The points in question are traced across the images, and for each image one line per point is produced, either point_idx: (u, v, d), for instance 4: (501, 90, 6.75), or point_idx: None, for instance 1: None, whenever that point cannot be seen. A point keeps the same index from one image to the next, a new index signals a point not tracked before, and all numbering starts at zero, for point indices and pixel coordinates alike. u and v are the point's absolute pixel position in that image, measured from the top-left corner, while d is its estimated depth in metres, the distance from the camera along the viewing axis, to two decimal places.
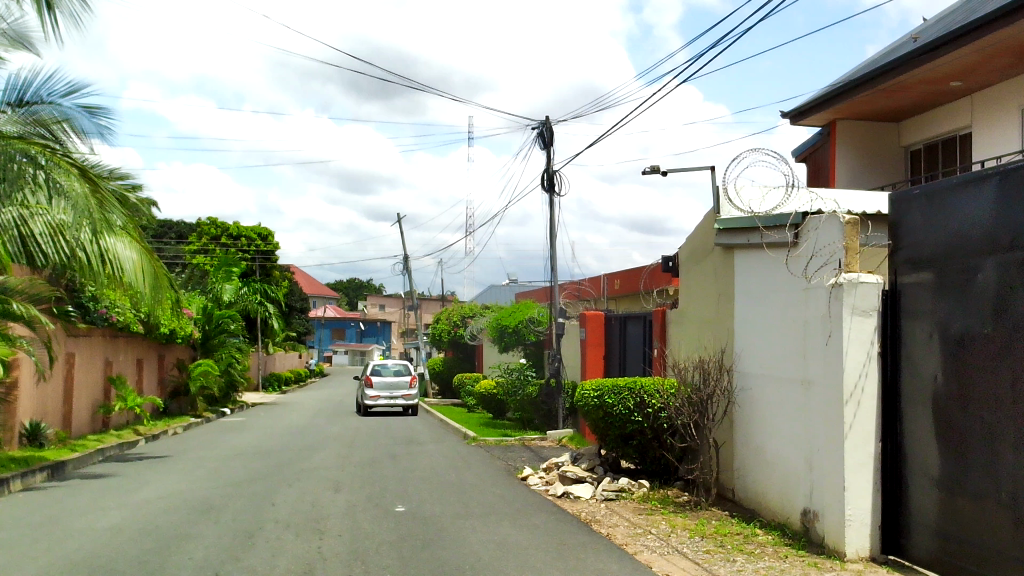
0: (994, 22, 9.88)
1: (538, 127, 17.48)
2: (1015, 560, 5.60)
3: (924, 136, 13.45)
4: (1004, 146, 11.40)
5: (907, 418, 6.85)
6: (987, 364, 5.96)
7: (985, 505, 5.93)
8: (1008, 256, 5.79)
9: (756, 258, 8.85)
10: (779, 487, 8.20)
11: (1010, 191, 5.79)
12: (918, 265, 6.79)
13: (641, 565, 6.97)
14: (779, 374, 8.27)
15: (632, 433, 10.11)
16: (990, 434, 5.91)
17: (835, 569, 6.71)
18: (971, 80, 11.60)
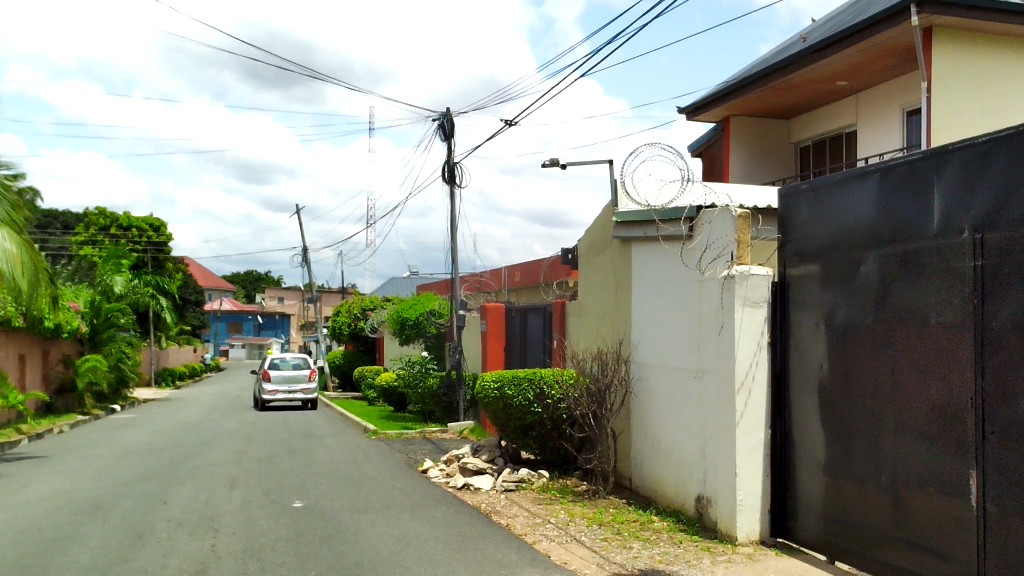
0: (878, 23, 10.28)
1: (438, 119, 17.40)
2: (894, 538, 5.87)
3: (812, 134, 13.92)
4: (887, 144, 11.90)
5: (795, 405, 7.10)
6: (869, 352, 6.23)
7: (867, 487, 6.19)
8: (888, 249, 6.05)
9: (652, 251, 9.02)
10: (674, 475, 8.39)
11: (891, 187, 6.04)
12: (805, 257, 7.04)
13: (539, 554, 7.04)
14: (674, 364, 8.46)
15: (532, 424, 10.18)
16: (872, 418, 6.17)
17: (727, 553, 6.92)
18: (856, 80, 12.05)
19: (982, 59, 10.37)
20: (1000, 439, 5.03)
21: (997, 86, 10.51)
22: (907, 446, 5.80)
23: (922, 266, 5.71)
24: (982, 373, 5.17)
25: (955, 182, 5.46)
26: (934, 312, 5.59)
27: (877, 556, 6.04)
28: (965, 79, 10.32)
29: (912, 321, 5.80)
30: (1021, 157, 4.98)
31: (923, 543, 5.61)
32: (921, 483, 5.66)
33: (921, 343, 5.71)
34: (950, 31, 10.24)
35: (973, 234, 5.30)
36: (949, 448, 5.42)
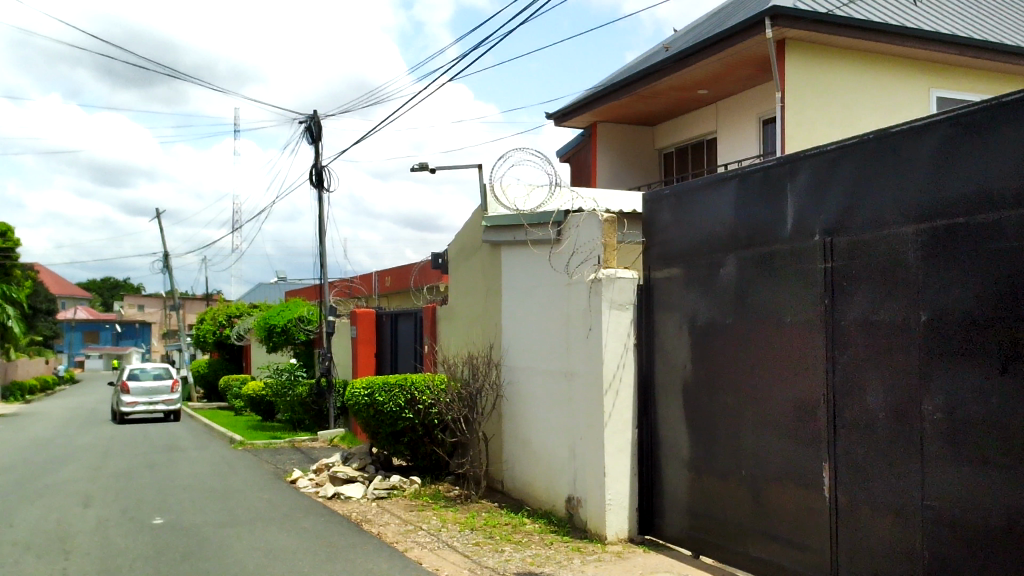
0: (734, 35, 10.66)
1: (305, 121, 17.05)
2: (755, 530, 6.09)
3: (675, 140, 14.32)
4: (745, 151, 12.38)
5: (660, 404, 7.27)
6: (729, 352, 6.44)
7: (729, 483, 6.40)
8: (746, 251, 6.27)
9: (521, 255, 9.09)
10: (545, 476, 8.46)
11: (748, 192, 6.26)
12: (668, 260, 7.21)
13: (411, 562, 6.96)
14: (543, 367, 8.54)
15: (403, 431, 10.07)
16: (733, 416, 6.38)
17: (597, 552, 7.02)
18: (716, 88, 12.46)
19: (830, 72, 10.93)
20: (850, 432, 5.29)
21: (845, 98, 11.07)
22: (766, 441, 6.01)
23: (778, 269, 5.94)
24: (833, 369, 5.42)
25: (807, 187, 5.70)
26: (789, 312, 5.83)
27: (739, 548, 6.25)
28: (814, 90, 10.84)
29: (769, 320, 6.03)
30: (866, 164, 5.24)
31: (782, 534, 5.83)
32: (778, 477, 5.88)
33: (777, 341, 5.93)
34: (800, 45, 10.73)
35: (824, 238, 5.55)
36: (804, 442, 5.65)
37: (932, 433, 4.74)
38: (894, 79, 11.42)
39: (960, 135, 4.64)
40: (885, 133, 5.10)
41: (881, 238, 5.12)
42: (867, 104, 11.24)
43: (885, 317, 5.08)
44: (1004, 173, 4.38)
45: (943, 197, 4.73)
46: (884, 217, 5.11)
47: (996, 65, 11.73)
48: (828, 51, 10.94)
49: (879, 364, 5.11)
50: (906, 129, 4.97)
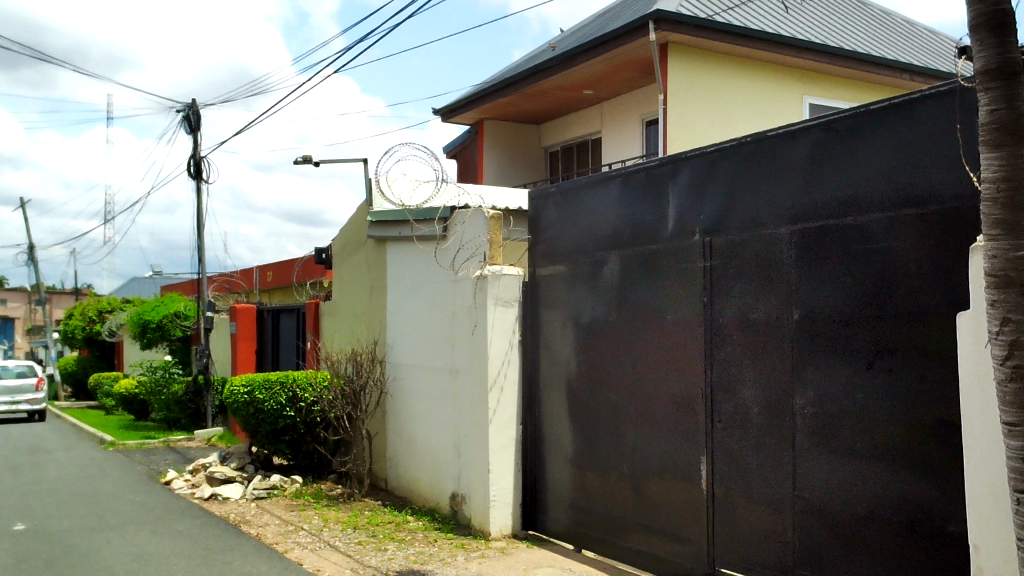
0: (619, 37, 10.83)
1: (183, 110, 16.46)
2: (635, 524, 6.21)
3: (560, 139, 14.49)
4: (629, 152, 12.61)
5: (544, 400, 7.33)
6: (612, 349, 6.54)
7: (610, 478, 6.50)
8: (628, 249, 6.38)
9: (407, 251, 9.00)
10: (429, 473, 8.41)
11: (632, 191, 6.36)
12: (553, 258, 7.28)
13: (291, 563, 6.80)
14: (428, 364, 8.50)
15: (284, 429, 9.83)
16: (614, 411, 6.49)
17: (480, 548, 7.02)
18: (601, 89, 12.63)
19: (710, 77, 11.25)
20: (727, 427, 5.44)
21: (724, 102, 11.40)
22: (646, 436, 6.14)
23: (660, 266, 6.06)
24: (711, 365, 5.57)
25: (687, 188, 5.84)
26: (669, 310, 5.97)
27: (621, 542, 6.37)
28: (694, 95, 11.14)
29: (649, 318, 6.15)
30: (744, 166, 5.40)
31: (661, 527, 5.97)
32: (658, 472, 6.01)
33: (658, 338, 6.06)
34: (682, 49, 11.01)
35: (703, 237, 5.69)
36: (683, 436, 5.79)
37: (803, 426, 4.92)
38: (770, 85, 11.84)
39: (831, 140, 4.82)
40: (762, 136, 5.26)
41: (757, 239, 5.29)
42: (745, 109, 11.61)
43: (760, 315, 5.25)
44: (872, 178, 4.58)
45: (815, 200, 4.91)
46: (760, 218, 5.27)
47: (863, 75, 12.31)
48: (708, 57, 11.26)
49: (754, 360, 5.27)
50: (781, 134, 5.13)
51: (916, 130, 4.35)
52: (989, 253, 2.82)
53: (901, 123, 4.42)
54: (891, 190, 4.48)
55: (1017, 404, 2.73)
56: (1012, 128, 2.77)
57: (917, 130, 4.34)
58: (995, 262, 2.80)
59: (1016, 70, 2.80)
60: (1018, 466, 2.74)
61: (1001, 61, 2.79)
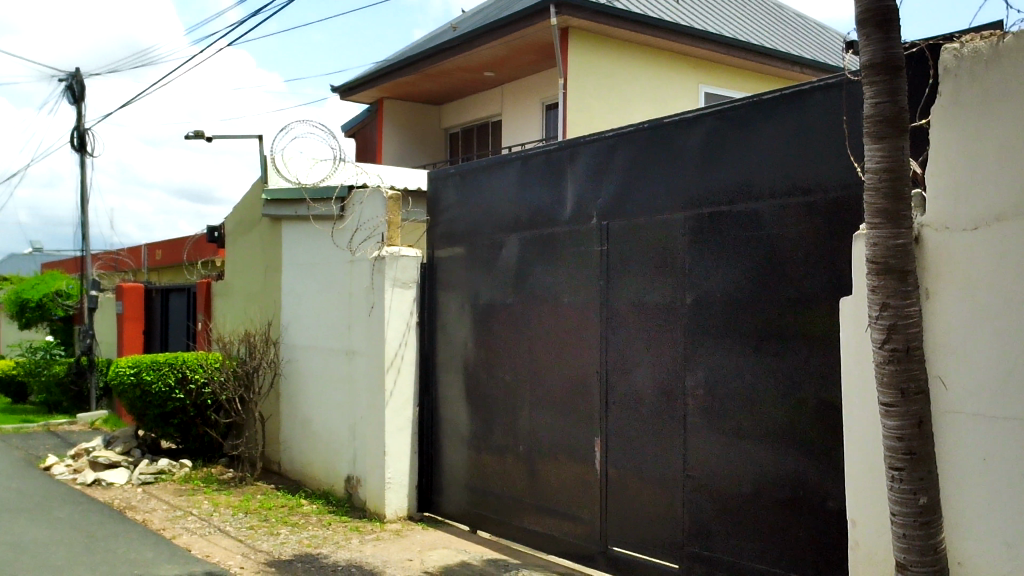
0: (520, 20, 10.84)
1: (66, 79, 15.71)
2: (530, 504, 6.28)
3: (460, 121, 14.43)
4: (529, 135, 12.66)
5: (442, 382, 7.32)
6: (508, 331, 6.57)
7: (505, 459, 6.54)
8: (527, 232, 6.41)
9: (302, 230, 8.83)
10: (324, 455, 8.31)
11: (530, 174, 6.39)
12: (451, 240, 7.25)
13: (179, 549, 6.61)
14: (324, 346, 8.37)
15: (173, 412, 9.55)
16: (511, 393, 6.52)
17: (375, 531, 6.98)
18: (502, 71, 12.63)
19: (609, 64, 11.38)
20: (621, 409, 5.54)
21: (622, 88, 11.54)
22: (541, 417, 6.20)
23: (558, 249, 6.10)
24: (606, 348, 5.66)
25: (585, 172, 5.89)
26: (566, 293, 6.03)
27: (516, 523, 6.42)
28: (594, 80, 11.25)
29: (546, 301, 6.20)
30: (640, 152, 5.48)
31: (556, 507, 6.04)
32: (553, 453, 6.08)
33: (555, 320, 6.11)
34: (582, 34, 11.09)
35: (600, 221, 5.76)
36: (579, 417, 5.87)
37: (694, 407, 5.05)
38: (668, 73, 12.04)
39: (724, 129, 4.93)
40: (657, 123, 5.34)
41: (653, 223, 5.38)
42: (643, 96, 11.77)
43: (654, 299, 5.35)
44: (764, 166, 4.70)
45: (709, 187, 5.02)
46: (656, 203, 5.36)
47: (757, 66, 12.65)
48: (607, 43, 11.37)
49: (648, 343, 5.37)
50: (677, 120, 5.22)
51: (805, 120, 4.48)
52: (870, 241, 2.94)
53: (792, 114, 4.54)
54: (781, 178, 4.61)
55: (894, 386, 2.86)
56: (894, 122, 2.88)
57: (805, 121, 4.48)
58: (876, 250, 2.92)
59: (898, 65, 2.90)
60: (894, 444, 2.87)
61: (885, 56, 2.90)
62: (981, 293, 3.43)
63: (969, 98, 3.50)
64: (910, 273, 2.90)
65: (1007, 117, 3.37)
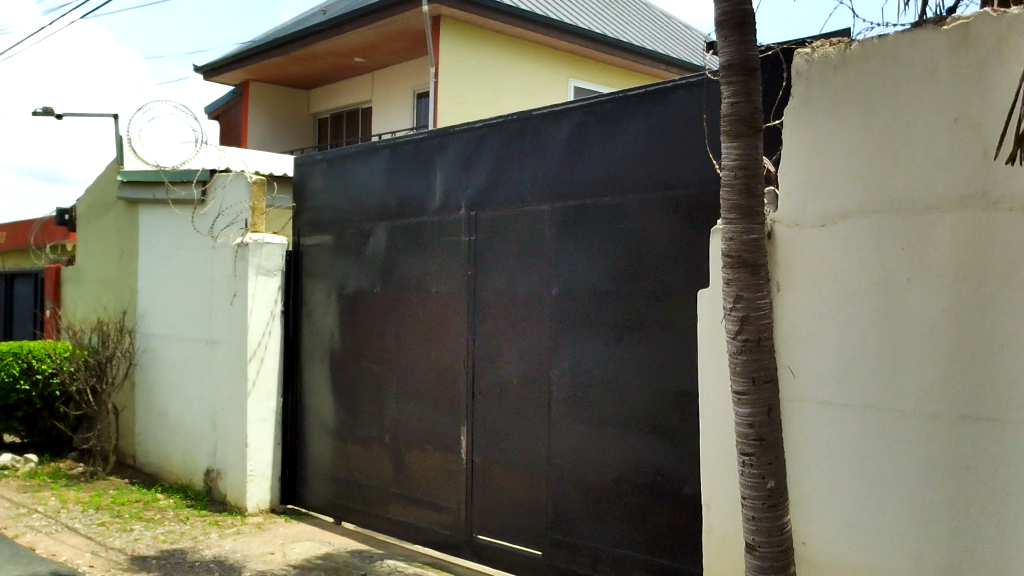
0: (391, 7, 10.72)
1: None
2: (395, 494, 6.26)
3: (329, 107, 14.19)
4: (399, 123, 12.56)
5: (306, 372, 7.20)
6: (375, 321, 6.52)
7: (371, 449, 6.49)
8: (395, 221, 6.36)
9: (160, 214, 8.50)
10: (182, 448, 8.04)
11: (399, 163, 6.34)
12: (317, 227, 7.13)
13: (22, 549, 6.25)
14: (182, 335, 8.09)
15: (18, 404, 9.08)
16: (377, 383, 6.47)
17: (235, 525, 6.80)
18: (372, 57, 12.47)
19: (479, 55, 11.40)
20: (486, 398, 5.57)
21: (494, 80, 11.59)
22: (407, 407, 6.18)
23: (427, 239, 6.08)
24: (473, 338, 5.68)
25: (454, 161, 5.89)
26: (433, 282, 6.02)
27: (381, 513, 6.39)
28: (464, 70, 11.25)
29: (414, 291, 6.18)
30: (508, 144, 5.52)
31: (423, 497, 6.03)
32: (418, 443, 6.07)
33: (422, 310, 6.10)
34: (453, 24, 11.06)
35: (468, 212, 5.78)
36: (445, 407, 5.88)
37: (558, 395, 5.13)
38: (539, 66, 12.16)
39: (590, 123, 5.02)
40: (526, 115, 5.38)
41: (520, 215, 5.43)
42: (515, 88, 11.84)
43: (520, 289, 5.41)
44: (629, 160, 4.81)
45: (575, 180, 5.11)
46: (523, 195, 5.42)
47: (624, 63, 12.96)
48: (478, 33, 11.39)
49: (514, 332, 5.43)
50: (545, 114, 5.27)
51: (668, 116, 4.61)
52: (726, 235, 3.05)
53: (655, 111, 4.67)
54: (645, 172, 4.72)
55: (746, 375, 2.98)
56: (749, 121, 3.00)
57: (668, 118, 4.61)
58: (731, 244, 3.03)
59: (753, 67, 3.03)
60: (746, 431, 2.99)
61: (742, 57, 3.01)
62: (826, 288, 3.62)
63: (817, 100, 3.68)
64: (762, 267, 3.03)
65: (852, 121, 3.57)
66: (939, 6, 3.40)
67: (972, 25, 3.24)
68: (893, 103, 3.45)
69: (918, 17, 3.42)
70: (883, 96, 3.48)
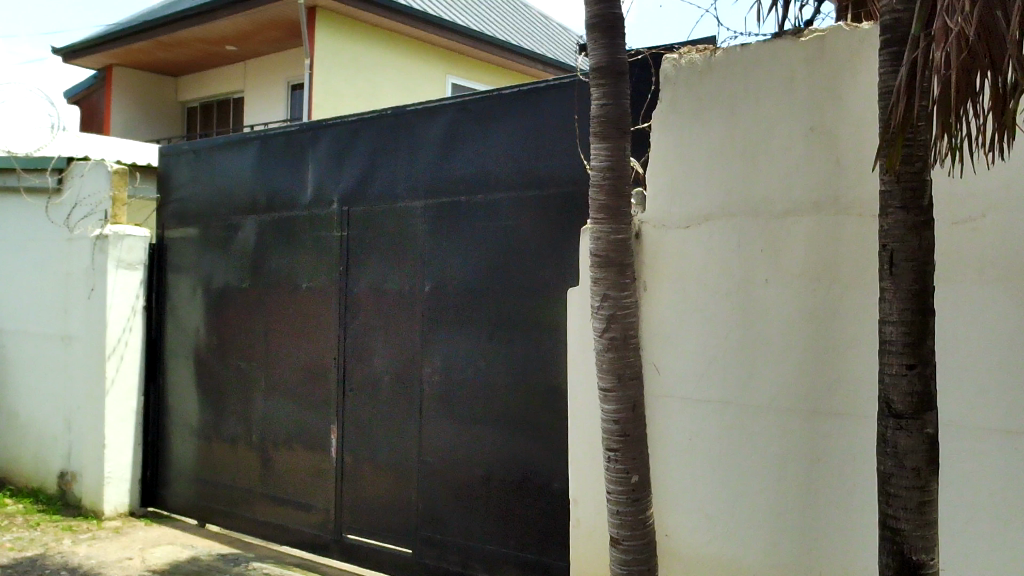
0: None
1: None
2: (262, 495, 6.11)
3: (199, 95, 13.74)
4: (272, 114, 12.26)
5: (168, 370, 6.94)
6: (242, 317, 6.35)
7: (237, 449, 6.32)
8: (264, 215, 6.20)
9: (11, 203, 8.02)
10: (34, 450, 7.62)
11: (269, 155, 6.19)
12: (182, 220, 6.88)
13: None
14: (35, 331, 7.67)
15: None
16: (244, 381, 6.30)
17: (91, 530, 6.50)
18: (244, 46, 12.13)
19: (355, 48, 11.25)
20: (357, 396, 5.51)
21: (370, 74, 11.47)
22: (275, 405, 6.04)
23: (297, 233, 5.95)
24: (344, 335, 5.61)
25: (325, 155, 5.79)
26: (303, 278, 5.90)
27: (247, 514, 6.23)
28: (340, 63, 11.07)
29: (283, 286, 6.05)
30: (382, 139, 5.46)
31: (291, 496, 5.91)
32: (286, 442, 5.94)
33: (291, 307, 5.98)
34: (330, 15, 10.87)
35: (339, 207, 5.69)
36: (315, 405, 5.77)
37: (429, 392, 5.11)
38: (416, 61, 12.11)
39: (464, 120, 5.02)
40: (399, 111, 5.34)
41: (393, 211, 5.38)
42: (392, 83, 11.74)
43: (393, 286, 5.36)
44: (502, 157, 4.83)
45: (448, 177, 5.10)
46: (396, 191, 5.37)
47: (501, 61, 13.05)
48: (355, 26, 11.23)
49: (386, 328, 5.38)
50: (418, 109, 5.24)
51: (542, 115, 4.65)
52: (593, 235, 3.10)
53: (528, 110, 4.71)
54: (517, 170, 4.76)
55: (612, 372, 3.04)
56: (617, 124, 3.06)
57: (540, 118, 4.66)
58: (599, 244, 3.08)
59: (621, 70, 3.09)
60: (610, 427, 3.06)
61: (610, 61, 3.07)
62: (689, 288, 3.73)
63: (683, 104, 3.78)
64: (628, 266, 3.09)
65: (715, 127, 3.69)
66: (797, 19, 3.56)
67: (827, 38, 3.39)
68: (754, 108, 3.58)
69: (778, 28, 3.55)
70: (744, 103, 3.61)
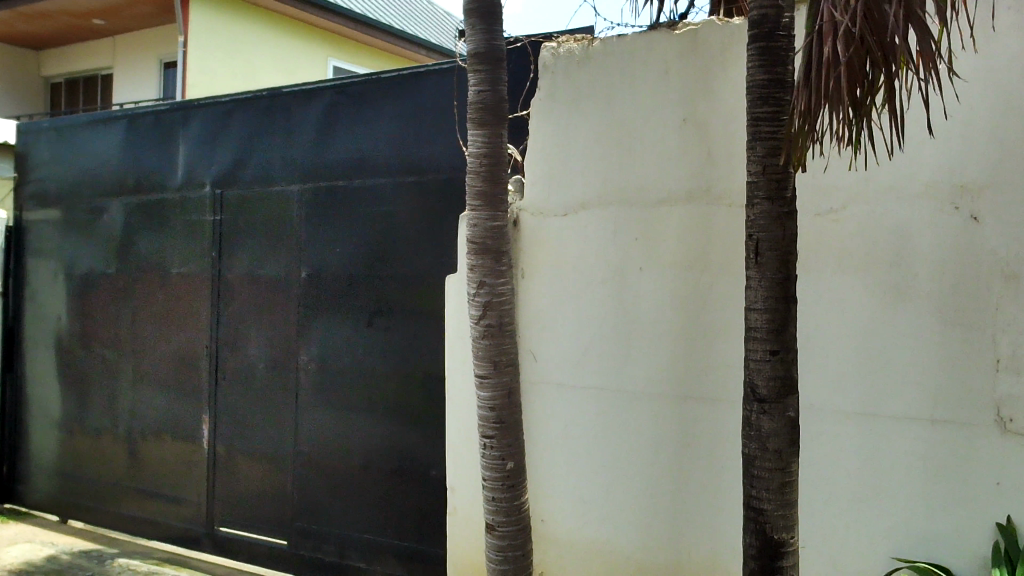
0: None
1: None
2: (128, 488, 5.88)
3: (64, 70, 13.08)
4: (143, 92, 11.78)
5: (28, 359, 6.59)
6: (108, 304, 6.08)
7: (102, 441, 6.06)
8: (131, 199, 5.95)
9: None
10: None
11: (136, 135, 5.93)
12: (43, 201, 6.54)
13: None
14: None
15: None
16: (109, 370, 6.04)
17: None
18: (113, 20, 11.59)
19: (233, 27, 10.91)
20: (230, 385, 5.35)
21: (248, 54, 11.15)
22: (142, 394, 5.82)
23: (167, 217, 5.74)
24: (217, 322, 5.44)
25: (196, 137, 5.59)
26: (173, 263, 5.69)
27: (113, 509, 5.99)
28: (217, 41, 10.72)
29: (152, 272, 5.82)
30: (256, 120, 5.31)
31: (160, 490, 5.70)
32: (155, 433, 5.73)
33: (160, 293, 5.76)
34: None
35: (212, 189, 5.51)
36: (185, 395, 5.58)
37: (305, 381, 5.01)
38: (296, 43, 11.86)
39: (342, 103, 4.93)
40: (275, 92, 5.19)
41: (268, 195, 5.24)
42: (271, 64, 11.46)
43: (267, 272, 5.22)
44: (381, 143, 4.77)
45: (325, 161, 5.00)
46: (271, 174, 5.23)
47: (384, 45, 12.91)
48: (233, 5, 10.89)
49: (260, 316, 5.24)
50: (294, 91, 5.12)
51: (421, 100, 4.62)
52: (470, 222, 3.08)
53: (407, 94, 4.67)
54: (395, 156, 4.71)
55: (487, 358, 3.04)
56: (494, 110, 3.05)
57: (419, 103, 4.62)
58: (476, 231, 3.07)
59: (499, 57, 3.08)
60: (486, 414, 3.06)
61: (488, 47, 3.05)
62: (565, 276, 3.76)
63: (561, 93, 3.81)
64: (504, 253, 3.09)
65: (591, 116, 3.73)
66: (671, 11, 3.62)
67: (700, 32, 3.47)
68: (630, 99, 3.64)
69: (653, 20, 3.61)
70: (620, 94, 3.66)
